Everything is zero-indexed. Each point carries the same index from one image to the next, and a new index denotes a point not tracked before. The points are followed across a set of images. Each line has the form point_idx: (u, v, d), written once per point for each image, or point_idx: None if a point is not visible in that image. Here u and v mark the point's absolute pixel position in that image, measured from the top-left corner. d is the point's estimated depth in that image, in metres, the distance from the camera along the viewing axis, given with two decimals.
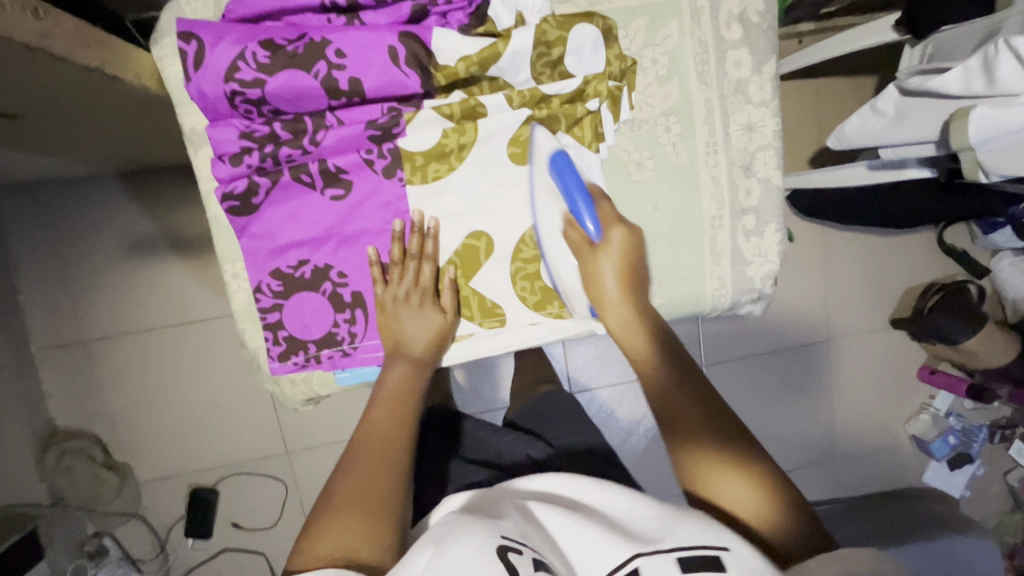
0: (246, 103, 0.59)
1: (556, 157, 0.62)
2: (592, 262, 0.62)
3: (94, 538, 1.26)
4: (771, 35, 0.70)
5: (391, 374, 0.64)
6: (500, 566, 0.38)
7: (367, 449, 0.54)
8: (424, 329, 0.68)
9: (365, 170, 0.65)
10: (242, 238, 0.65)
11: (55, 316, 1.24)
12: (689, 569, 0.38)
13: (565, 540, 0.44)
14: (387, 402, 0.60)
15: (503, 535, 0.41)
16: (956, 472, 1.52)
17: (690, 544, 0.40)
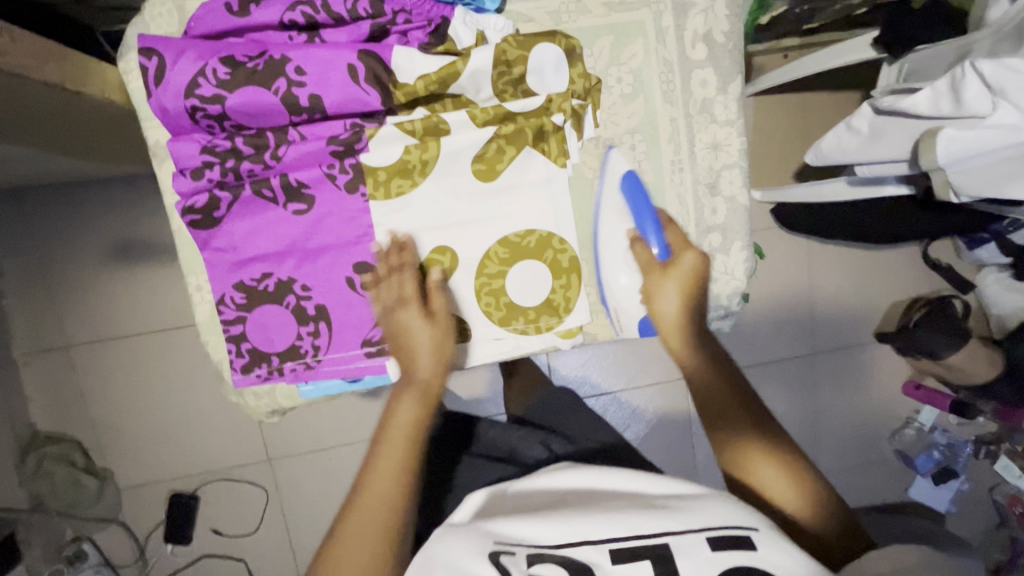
0: (208, 118, 0.60)
1: (628, 177, 0.69)
2: (658, 281, 0.66)
3: (73, 544, 1.26)
4: (736, 55, 0.71)
5: (399, 411, 0.61)
6: (491, 569, 0.40)
7: (375, 495, 0.56)
8: (430, 355, 0.64)
9: (327, 184, 0.65)
10: (206, 250, 0.66)
11: (38, 320, 1.24)
12: (718, 546, 0.42)
13: (573, 517, 0.45)
14: (396, 440, 0.59)
15: (497, 540, 0.44)
16: (942, 487, 1.49)
17: (715, 525, 0.44)
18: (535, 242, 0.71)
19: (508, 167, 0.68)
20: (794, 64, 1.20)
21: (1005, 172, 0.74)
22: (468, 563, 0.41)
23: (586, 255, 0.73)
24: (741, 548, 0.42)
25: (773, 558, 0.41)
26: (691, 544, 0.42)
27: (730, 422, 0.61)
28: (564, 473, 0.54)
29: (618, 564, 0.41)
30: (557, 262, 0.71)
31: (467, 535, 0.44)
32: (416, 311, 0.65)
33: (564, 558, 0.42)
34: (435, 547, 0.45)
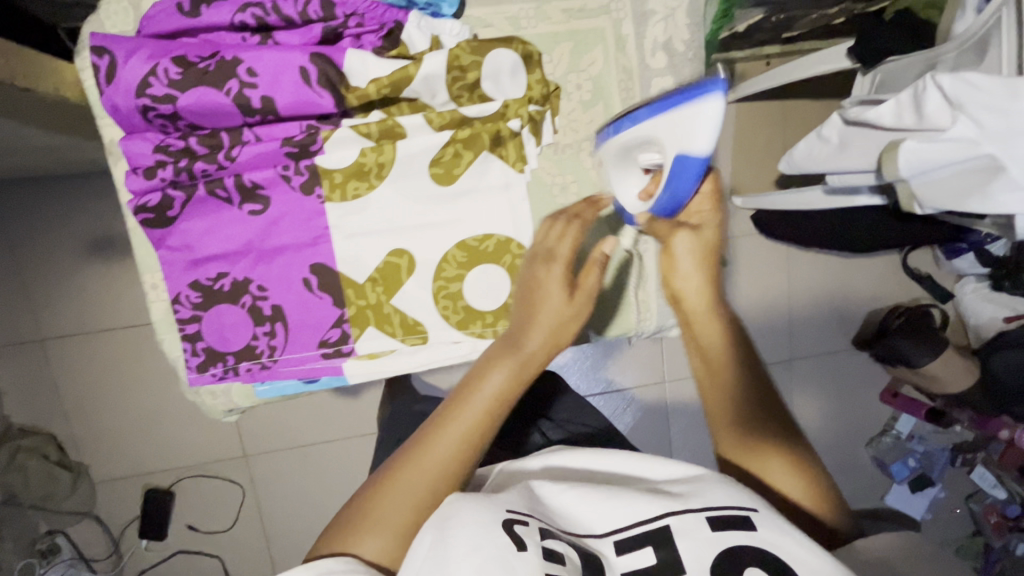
0: (160, 117, 0.60)
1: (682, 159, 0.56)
2: (675, 247, 0.56)
3: (48, 537, 1.27)
4: (696, 65, 0.69)
5: (491, 375, 0.48)
6: (507, 539, 0.36)
7: (421, 472, 0.43)
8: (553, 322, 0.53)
9: (282, 185, 0.65)
10: (160, 249, 0.66)
11: (13, 313, 1.24)
12: (718, 525, 0.37)
13: (578, 504, 0.41)
14: (470, 411, 0.46)
15: (510, 509, 0.39)
16: (918, 494, 1.52)
17: (718, 504, 0.39)
18: (493, 246, 0.71)
19: (467, 172, 0.68)
20: (772, 72, 1.20)
21: (966, 186, 0.66)
22: (479, 534, 0.36)
23: None
24: (742, 529, 0.37)
25: (785, 540, 0.36)
26: (693, 525, 0.37)
27: (730, 402, 0.52)
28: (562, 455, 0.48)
29: (623, 556, 0.38)
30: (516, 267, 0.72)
31: (471, 502, 0.39)
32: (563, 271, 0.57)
33: (571, 541, 0.38)
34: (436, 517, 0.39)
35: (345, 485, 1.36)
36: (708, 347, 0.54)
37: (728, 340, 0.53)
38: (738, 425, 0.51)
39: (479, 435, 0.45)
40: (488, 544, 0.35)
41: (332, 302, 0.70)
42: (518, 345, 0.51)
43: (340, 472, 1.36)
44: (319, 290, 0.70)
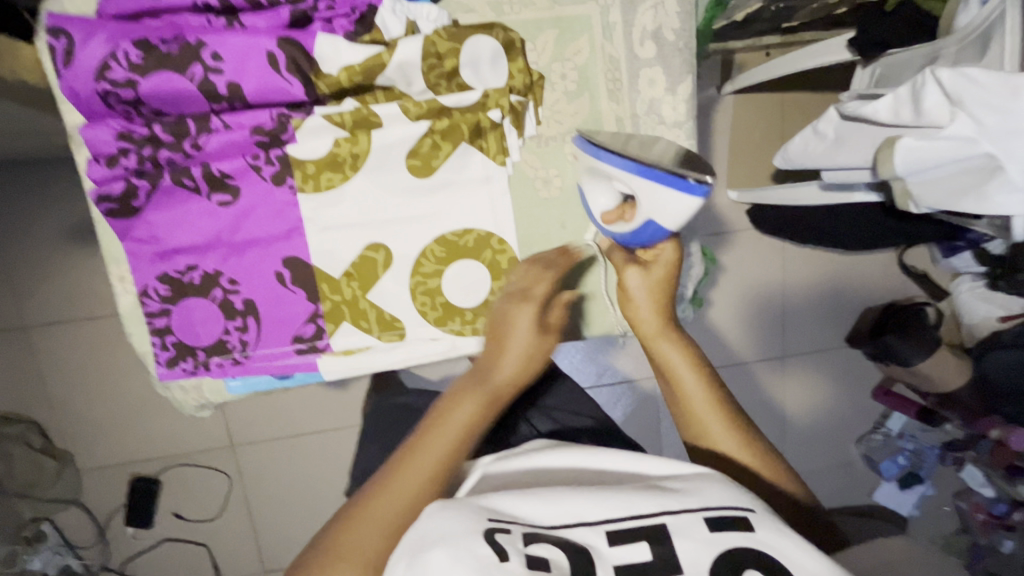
0: (122, 103, 0.57)
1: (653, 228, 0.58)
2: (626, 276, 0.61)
3: (33, 524, 1.25)
4: (687, 54, 0.65)
5: (457, 410, 0.49)
6: (489, 551, 0.34)
7: (389, 508, 0.42)
8: (520, 360, 0.55)
9: (252, 175, 0.63)
10: (126, 240, 0.63)
11: None
12: (717, 527, 0.37)
13: (566, 497, 0.39)
14: (438, 445, 0.46)
15: (491, 518, 0.37)
16: (907, 491, 1.51)
17: (716, 505, 0.39)
18: (473, 240, 0.69)
19: (445, 164, 0.66)
20: (772, 63, 1.16)
21: (962, 185, 0.64)
22: (462, 546, 0.34)
23: (526, 257, 0.71)
24: (739, 529, 0.37)
25: (781, 540, 0.37)
26: (692, 525, 0.37)
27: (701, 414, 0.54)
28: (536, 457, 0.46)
29: (613, 547, 0.36)
30: (496, 263, 0.70)
31: (446, 518, 0.37)
32: (533, 314, 0.58)
33: (559, 538, 0.37)
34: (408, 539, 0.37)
35: (330, 476, 1.36)
36: (672, 366, 0.57)
37: (689, 359, 0.57)
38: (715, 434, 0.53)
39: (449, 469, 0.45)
40: (472, 559, 0.34)
41: (306, 297, 0.68)
42: (485, 379, 0.53)
43: (329, 464, 1.35)
44: (293, 284, 0.68)
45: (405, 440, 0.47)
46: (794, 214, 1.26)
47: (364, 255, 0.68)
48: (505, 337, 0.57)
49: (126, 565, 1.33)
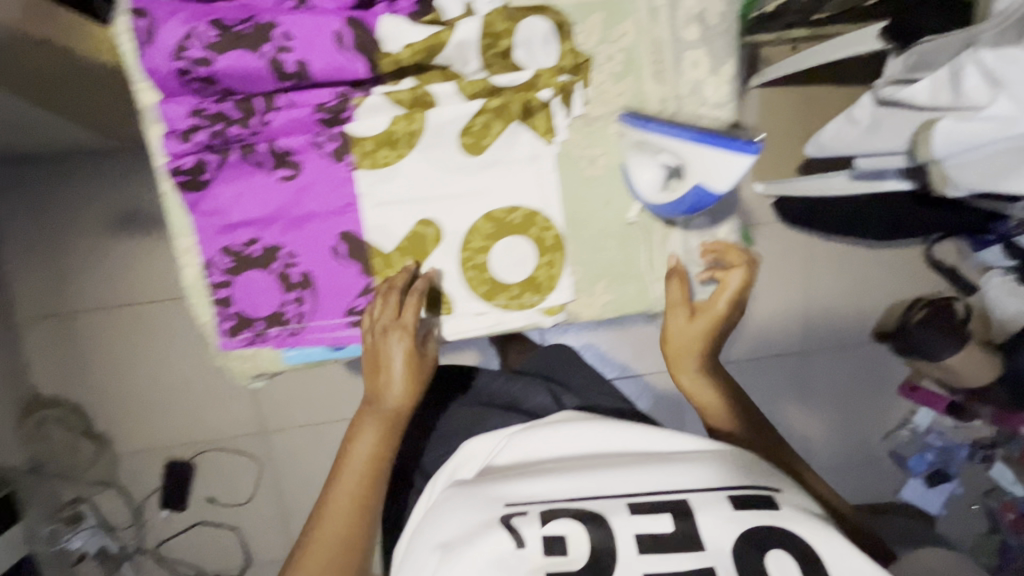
0: (197, 81, 0.61)
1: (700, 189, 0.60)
2: (680, 321, 0.72)
3: (71, 505, 1.32)
4: (729, 38, 0.70)
5: (359, 439, 0.65)
6: (506, 532, 0.48)
7: (330, 542, 0.59)
8: (403, 376, 0.68)
9: (313, 151, 0.66)
10: (194, 213, 0.67)
11: (46, 285, 1.29)
12: (740, 505, 0.48)
13: (588, 478, 0.52)
14: (352, 476, 0.63)
15: (508, 504, 0.51)
16: (934, 489, 1.47)
17: (738, 487, 0.50)
18: (520, 217, 0.72)
19: (495, 142, 0.68)
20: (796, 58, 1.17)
21: (998, 165, 0.70)
22: (479, 530, 0.49)
23: (571, 234, 0.73)
24: (755, 507, 0.48)
25: (794, 522, 0.46)
26: (713, 503, 0.48)
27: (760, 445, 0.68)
28: (562, 424, 0.62)
29: (635, 517, 0.48)
30: (541, 239, 0.72)
31: (472, 503, 0.52)
32: (407, 343, 0.68)
33: (577, 511, 0.49)
34: (446, 510, 0.53)
35: None
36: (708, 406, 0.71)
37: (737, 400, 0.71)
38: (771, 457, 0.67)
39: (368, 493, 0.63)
40: (489, 539, 0.47)
41: (359, 270, 0.71)
42: (376, 407, 0.67)
43: None
44: (347, 258, 0.70)
45: (329, 483, 0.64)
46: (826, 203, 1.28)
47: (414, 233, 0.71)
48: (381, 363, 0.68)
49: (162, 546, 1.35)
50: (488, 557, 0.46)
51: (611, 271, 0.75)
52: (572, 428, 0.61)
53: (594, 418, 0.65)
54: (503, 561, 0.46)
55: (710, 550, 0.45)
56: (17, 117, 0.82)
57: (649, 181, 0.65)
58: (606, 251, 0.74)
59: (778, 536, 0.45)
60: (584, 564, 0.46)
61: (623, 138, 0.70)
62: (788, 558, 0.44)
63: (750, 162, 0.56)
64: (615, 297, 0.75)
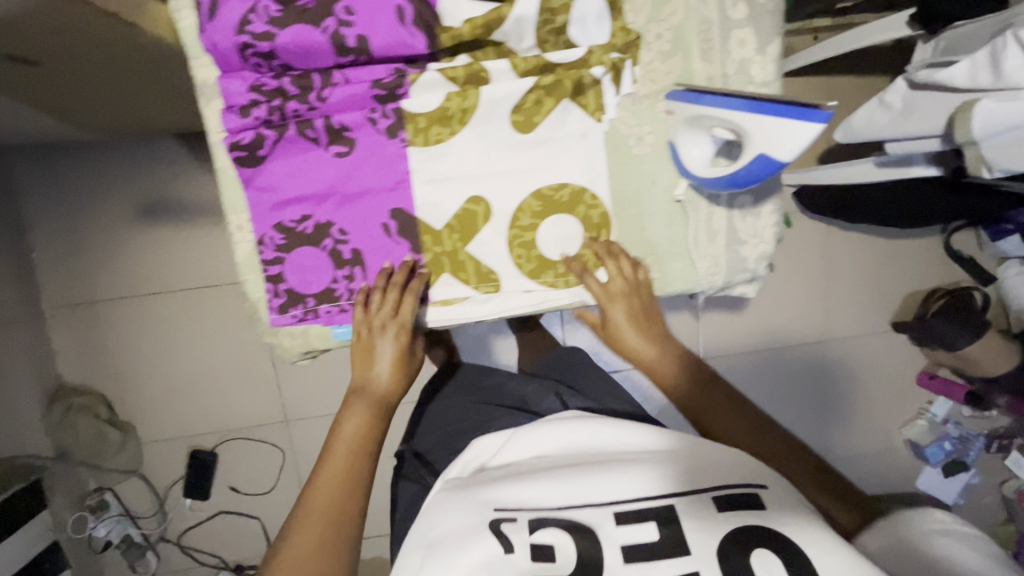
0: (257, 56, 0.61)
1: (760, 161, 0.59)
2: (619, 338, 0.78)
3: (96, 493, 1.32)
4: (776, 17, 0.70)
5: (348, 421, 0.70)
6: (497, 539, 0.55)
7: (320, 512, 0.62)
8: (389, 369, 0.72)
9: (368, 128, 0.67)
10: (249, 189, 0.68)
11: (71, 273, 1.28)
12: (721, 509, 0.55)
13: (566, 481, 0.61)
14: (341, 454, 0.67)
15: (496, 510, 0.58)
16: (951, 479, 1.49)
17: (719, 494, 0.57)
18: (567, 196, 0.72)
19: (547, 120, 0.69)
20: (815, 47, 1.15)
21: None
22: (475, 531, 0.56)
23: (617, 212, 0.74)
24: (737, 510, 0.55)
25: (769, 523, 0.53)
26: (703, 509, 0.55)
27: (711, 409, 0.73)
28: (568, 423, 0.72)
29: (622, 527, 0.55)
30: (589, 217, 0.73)
31: (468, 506, 0.60)
32: (395, 339, 0.72)
33: (567, 519, 0.56)
34: (438, 513, 0.61)
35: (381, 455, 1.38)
36: (680, 388, 0.76)
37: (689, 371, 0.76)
38: (726, 424, 0.71)
39: (354, 467, 0.66)
40: (484, 540, 0.55)
41: (409, 247, 0.72)
42: (364, 392, 0.72)
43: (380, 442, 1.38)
44: (397, 235, 0.71)
45: (318, 461, 0.67)
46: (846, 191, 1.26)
47: (467, 211, 0.71)
48: (370, 353, 0.72)
49: (183, 537, 1.37)
50: (476, 560, 0.53)
51: (656, 249, 0.75)
52: (568, 429, 0.71)
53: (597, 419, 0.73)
54: (492, 563, 0.53)
55: (694, 554, 0.51)
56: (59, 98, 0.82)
57: (699, 157, 0.67)
58: (651, 229, 0.75)
59: (758, 537, 0.51)
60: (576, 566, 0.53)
61: (670, 117, 0.69)
62: (767, 558, 0.50)
63: (816, 132, 0.54)
64: (659, 275, 0.76)
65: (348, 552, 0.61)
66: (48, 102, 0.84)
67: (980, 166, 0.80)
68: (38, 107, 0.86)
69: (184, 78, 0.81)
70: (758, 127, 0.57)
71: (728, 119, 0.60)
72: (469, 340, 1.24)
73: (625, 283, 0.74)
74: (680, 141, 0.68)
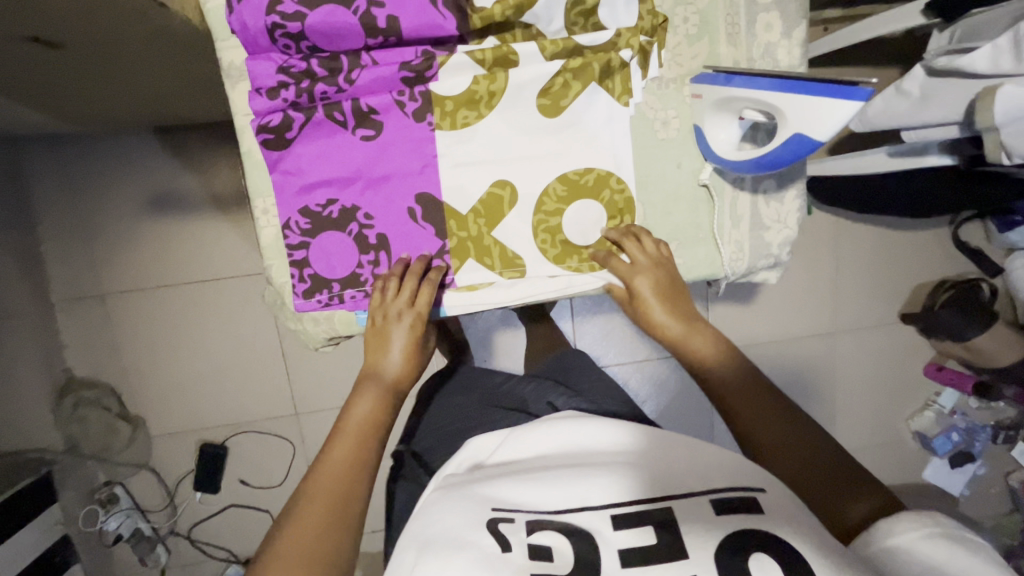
0: (286, 37, 0.61)
1: (795, 141, 0.59)
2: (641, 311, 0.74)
3: (106, 487, 1.29)
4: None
5: (358, 405, 0.65)
6: (492, 538, 0.50)
7: (327, 494, 0.56)
8: (401, 355, 0.70)
9: (395, 111, 0.67)
10: (275, 173, 0.67)
11: (73, 268, 1.23)
12: (722, 509, 0.51)
13: (567, 481, 0.56)
14: (351, 438, 0.62)
15: (495, 509, 0.54)
16: (957, 471, 1.44)
17: (721, 493, 0.53)
18: (593, 180, 0.72)
19: (574, 103, 0.69)
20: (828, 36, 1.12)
21: None
22: (473, 528, 0.51)
23: (642, 197, 0.73)
24: (741, 510, 0.51)
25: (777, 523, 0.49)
26: (700, 509, 0.52)
27: (732, 384, 0.66)
28: (563, 421, 0.66)
29: (619, 532, 0.51)
30: (614, 202, 0.73)
31: (464, 499, 0.55)
32: (410, 328, 0.70)
33: (563, 525, 0.52)
34: (434, 510, 0.54)
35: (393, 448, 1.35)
36: (707, 358, 0.70)
37: (717, 345, 0.71)
38: (745, 401, 0.64)
39: (366, 451, 0.61)
40: (480, 538, 0.50)
41: (434, 233, 0.71)
42: (376, 378, 0.69)
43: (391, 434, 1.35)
44: (423, 221, 0.71)
45: (324, 445, 0.61)
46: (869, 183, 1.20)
47: (490, 195, 0.71)
48: (385, 336, 0.70)
49: (193, 529, 1.33)
50: (472, 556, 0.48)
51: (681, 233, 0.75)
52: (560, 430, 0.65)
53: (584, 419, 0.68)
54: (489, 562, 0.48)
55: (692, 557, 0.48)
56: (74, 78, 0.78)
57: (725, 140, 0.67)
58: (676, 213, 0.74)
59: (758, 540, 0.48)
60: (573, 567, 0.49)
61: (695, 100, 0.69)
62: (769, 560, 0.46)
63: (856, 109, 0.54)
64: (683, 261, 0.75)
65: (351, 541, 0.54)
66: (60, 86, 0.81)
67: (1000, 153, 0.77)
68: (47, 87, 0.81)
69: (211, 62, 0.80)
70: (792, 105, 0.57)
71: (760, 98, 0.60)
72: (477, 338, 1.24)
73: (647, 258, 0.71)
74: (705, 124, 0.68)
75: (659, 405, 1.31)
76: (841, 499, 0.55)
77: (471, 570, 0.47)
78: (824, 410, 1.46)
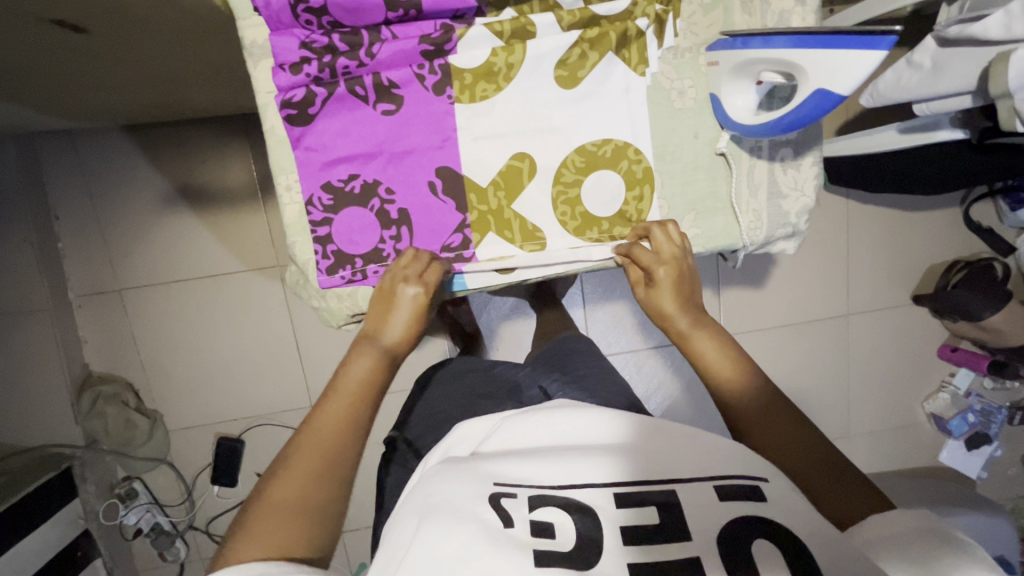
0: (308, 12, 0.62)
1: (817, 97, 0.59)
2: (648, 294, 0.69)
3: (125, 482, 1.28)
4: None
5: (355, 364, 0.58)
6: (495, 516, 0.45)
7: (310, 460, 0.51)
8: (405, 322, 0.64)
9: (416, 85, 0.68)
10: (297, 149, 0.69)
11: (90, 262, 1.23)
12: (725, 495, 0.45)
13: (566, 461, 0.49)
14: (343, 398, 0.55)
15: (497, 483, 0.48)
16: (973, 452, 1.42)
17: (727, 476, 0.47)
18: (611, 151, 0.72)
19: (590, 74, 0.70)
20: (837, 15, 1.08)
21: None
22: (472, 506, 0.45)
23: (661, 167, 0.74)
24: (747, 497, 0.45)
25: (788, 509, 0.44)
26: (700, 492, 0.46)
27: (734, 390, 0.57)
28: (558, 408, 0.58)
29: (621, 509, 0.46)
30: (631, 172, 0.73)
31: (460, 476, 0.48)
32: (420, 296, 0.66)
33: (565, 499, 0.46)
34: (434, 483, 0.48)
35: None
36: (706, 360, 0.61)
37: (722, 346, 0.61)
38: (751, 415, 0.55)
39: (357, 411, 0.55)
40: (477, 516, 0.44)
41: (454, 207, 0.72)
42: (376, 339, 0.62)
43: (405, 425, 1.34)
44: (443, 194, 0.72)
45: (315, 404, 0.55)
46: (878, 170, 1.12)
47: (509, 166, 0.72)
48: (391, 302, 0.66)
49: (211, 524, 1.33)
50: (470, 533, 0.43)
51: (700, 204, 0.75)
52: (566, 412, 0.56)
53: (583, 404, 0.60)
54: (489, 538, 0.43)
55: (698, 540, 0.43)
56: (88, 65, 0.77)
57: (740, 106, 0.68)
58: (695, 183, 0.74)
59: (769, 529, 0.43)
60: (572, 549, 0.43)
61: (710, 70, 0.70)
62: (773, 548, 0.41)
63: (878, 60, 0.55)
64: (702, 231, 0.75)
65: (337, 508, 0.50)
66: (71, 75, 0.81)
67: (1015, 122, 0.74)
68: (61, 76, 0.81)
69: (234, 48, 0.81)
70: (812, 62, 0.58)
71: (779, 57, 0.60)
72: (490, 330, 1.24)
73: (679, 242, 0.71)
74: (721, 92, 0.69)
75: (671, 392, 1.30)
76: (830, 503, 0.49)
77: (469, 546, 0.42)
78: (844, 394, 1.43)
